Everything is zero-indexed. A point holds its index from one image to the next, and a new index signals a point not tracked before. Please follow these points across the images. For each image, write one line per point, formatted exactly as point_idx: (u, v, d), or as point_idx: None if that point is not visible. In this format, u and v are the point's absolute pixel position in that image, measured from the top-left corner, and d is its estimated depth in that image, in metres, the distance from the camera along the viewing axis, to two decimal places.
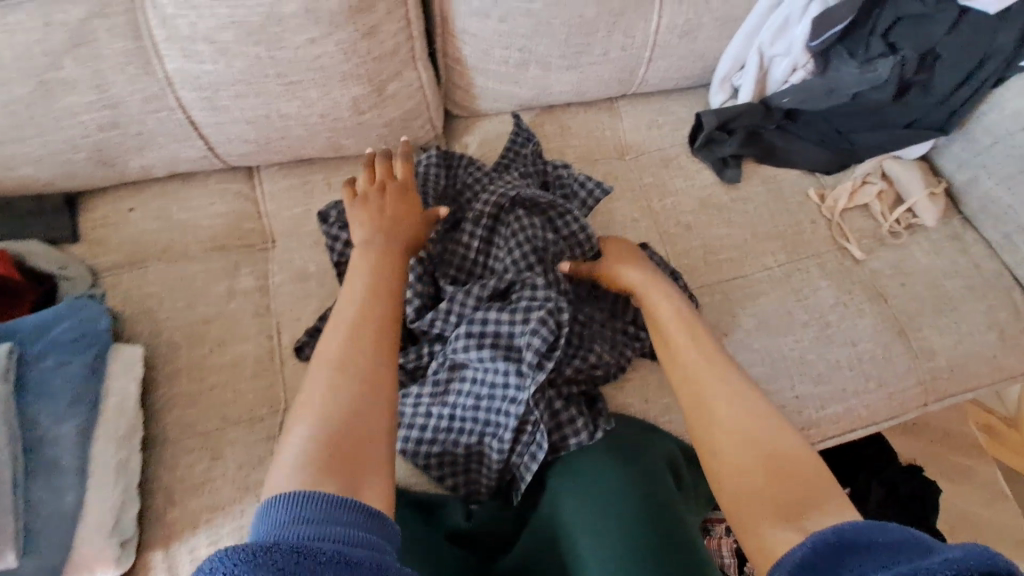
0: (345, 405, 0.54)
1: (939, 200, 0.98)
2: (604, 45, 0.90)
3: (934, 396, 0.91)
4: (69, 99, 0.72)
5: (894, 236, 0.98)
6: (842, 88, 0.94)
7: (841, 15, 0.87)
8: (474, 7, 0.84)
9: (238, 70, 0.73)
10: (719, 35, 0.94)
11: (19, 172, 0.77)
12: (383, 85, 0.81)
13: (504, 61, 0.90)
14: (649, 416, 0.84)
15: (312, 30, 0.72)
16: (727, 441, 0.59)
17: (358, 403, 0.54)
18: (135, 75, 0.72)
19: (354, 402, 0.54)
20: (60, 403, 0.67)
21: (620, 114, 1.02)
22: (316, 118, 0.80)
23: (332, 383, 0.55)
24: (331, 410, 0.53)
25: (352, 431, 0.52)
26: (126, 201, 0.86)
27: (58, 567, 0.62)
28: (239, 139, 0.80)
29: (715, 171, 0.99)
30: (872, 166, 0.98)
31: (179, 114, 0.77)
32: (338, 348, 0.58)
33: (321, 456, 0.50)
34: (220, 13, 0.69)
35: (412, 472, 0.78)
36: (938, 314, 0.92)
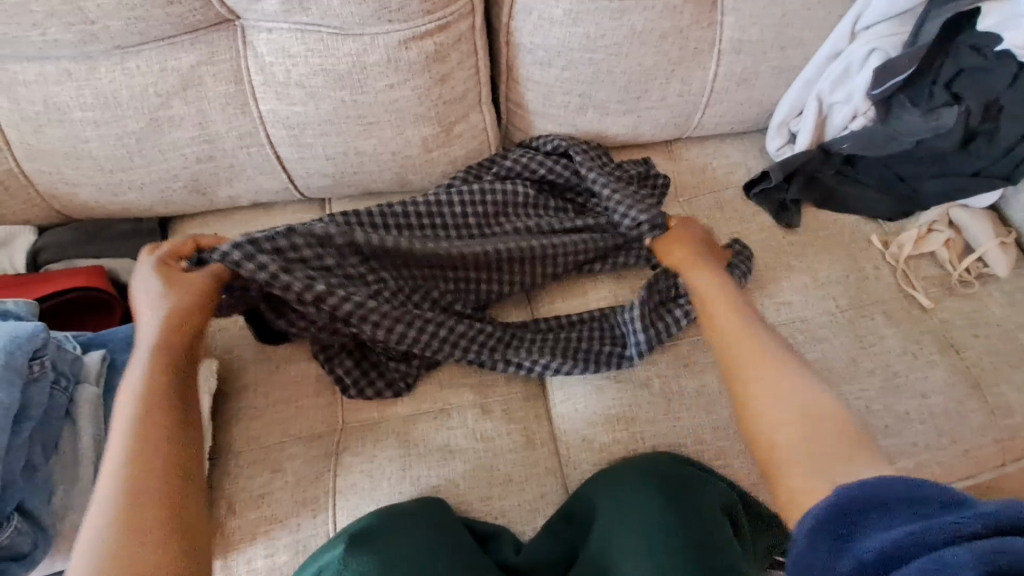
0: (120, 508, 0.52)
1: (1011, 249, 0.94)
2: (661, 92, 0.92)
3: (1012, 457, 0.85)
4: (174, 135, 0.80)
5: (965, 284, 0.94)
6: (905, 135, 0.91)
7: (903, 65, 0.86)
8: (537, 57, 0.88)
9: (324, 112, 0.80)
10: (776, 83, 0.95)
11: (123, 197, 0.85)
12: (452, 126, 0.87)
13: (564, 106, 0.93)
14: (703, 459, 0.82)
15: (392, 77, 0.79)
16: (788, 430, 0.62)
17: (157, 476, 0.55)
18: (232, 114, 0.80)
19: (120, 526, 0.51)
20: None
21: (676, 156, 1.04)
22: (389, 155, 0.86)
23: (127, 442, 0.56)
24: (110, 517, 0.52)
25: (145, 513, 0.52)
26: (210, 226, 0.93)
27: None
28: (317, 173, 0.87)
29: (772, 216, 0.99)
30: (939, 213, 0.96)
31: (267, 150, 0.84)
32: (118, 457, 0.56)
33: (112, 535, 0.51)
34: (311, 61, 0.76)
35: (460, 503, 0.79)
36: (1017, 368, 0.87)
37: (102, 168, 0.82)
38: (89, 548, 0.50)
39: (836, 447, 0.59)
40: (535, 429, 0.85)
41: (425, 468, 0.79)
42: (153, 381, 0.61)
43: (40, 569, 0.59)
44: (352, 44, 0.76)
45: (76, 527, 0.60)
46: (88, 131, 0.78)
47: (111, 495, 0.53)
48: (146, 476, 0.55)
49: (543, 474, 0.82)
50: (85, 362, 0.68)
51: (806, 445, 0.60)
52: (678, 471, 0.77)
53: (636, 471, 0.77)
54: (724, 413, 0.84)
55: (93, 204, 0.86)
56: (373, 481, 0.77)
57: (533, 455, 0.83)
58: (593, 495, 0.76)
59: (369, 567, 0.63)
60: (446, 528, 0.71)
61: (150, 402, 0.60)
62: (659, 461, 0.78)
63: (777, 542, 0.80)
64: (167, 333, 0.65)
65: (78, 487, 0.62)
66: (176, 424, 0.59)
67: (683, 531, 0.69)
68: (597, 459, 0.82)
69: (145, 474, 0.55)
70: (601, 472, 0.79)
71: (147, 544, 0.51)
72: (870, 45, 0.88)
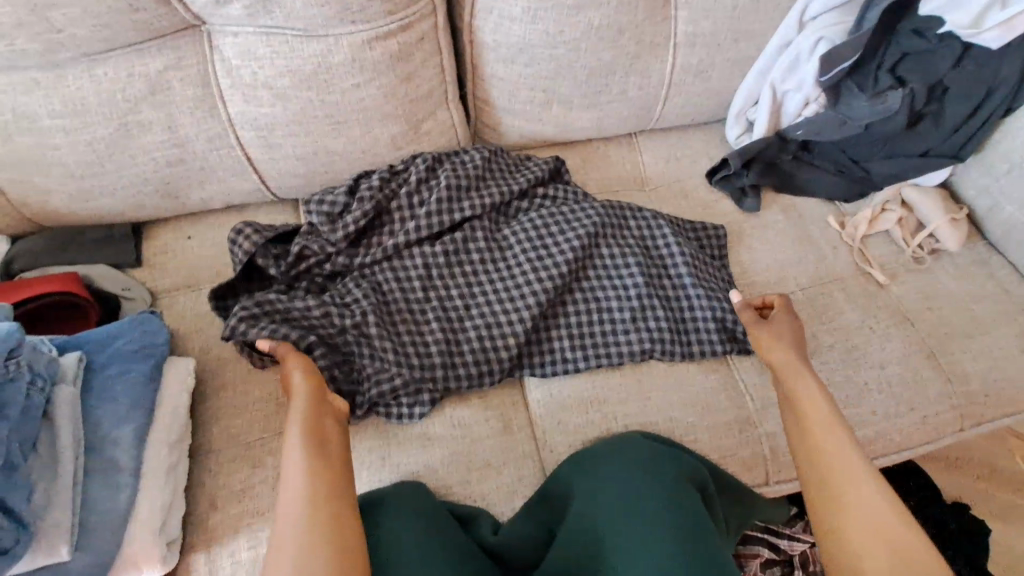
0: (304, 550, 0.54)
1: (961, 225, 0.98)
2: (621, 85, 0.96)
3: (968, 421, 0.89)
4: (144, 139, 0.81)
5: (918, 260, 0.98)
6: (855, 119, 0.95)
7: (848, 52, 0.90)
8: (500, 54, 0.91)
9: (292, 112, 0.82)
10: (731, 74, 1.00)
11: (95, 202, 0.86)
12: (419, 123, 0.90)
13: (529, 101, 0.96)
14: (674, 435, 0.85)
15: (358, 77, 0.82)
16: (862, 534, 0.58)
17: (336, 512, 0.58)
18: (202, 117, 0.82)
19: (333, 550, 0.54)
20: (119, 407, 0.70)
21: (639, 148, 1.07)
22: (359, 153, 0.89)
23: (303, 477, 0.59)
24: (310, 555, 0.53)
25: (318, 536, 0.55)
26: (184, 229, 0.94)
27: (107, 565, 0.63)
28: (288, 173, 0.89)
29: (734, 201, 1.03)
30: (890, 195, 1.01)
31: (237, 151, 0.86)
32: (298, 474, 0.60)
33: (322, 547, 0.54)
34: (278, 63, 0.79)
35: (440, 489, 0.80)
36: (970, 337, 0.91)
37: (72, 174, 0.83)
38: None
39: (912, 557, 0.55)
40: (512, 415, 0.87)
41: (405, 457, 0.81)
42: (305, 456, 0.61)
43: (21, 565, 0.59)
44: (317, 45, 0.78)
45: (55, 523, 0.61)
46: (57, 138, 0.79)
47: (305, 519, 0.56)
48: (329, 500, 0.59)
49: (521, 457, 0.84)
50: (61, 362, 0.69)
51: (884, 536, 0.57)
52: (649, 447, 0.79)
53: (608, 451, 0.80)
54: (693, 391, 0.87)
55: (65, 210, 0.86)
56: (353, 472, 0.79)
57: (511, 440, 0.85)
58: (569, 476, 0.78)
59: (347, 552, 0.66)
60: (420, 514, 0.73)
61: (326, 491, 0.59)
62: (631, 439, 0.81)
63: (749, 514, 0.82)
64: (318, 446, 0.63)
65: (57, 483, 0.63)
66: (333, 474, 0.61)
67: (653, 501, 0.71)
68: (572, 440, 0.84)
69: (333, 516, 0.57)
70: (575, 454, 0.82)
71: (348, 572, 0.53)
72: (818, 33, 0.91)
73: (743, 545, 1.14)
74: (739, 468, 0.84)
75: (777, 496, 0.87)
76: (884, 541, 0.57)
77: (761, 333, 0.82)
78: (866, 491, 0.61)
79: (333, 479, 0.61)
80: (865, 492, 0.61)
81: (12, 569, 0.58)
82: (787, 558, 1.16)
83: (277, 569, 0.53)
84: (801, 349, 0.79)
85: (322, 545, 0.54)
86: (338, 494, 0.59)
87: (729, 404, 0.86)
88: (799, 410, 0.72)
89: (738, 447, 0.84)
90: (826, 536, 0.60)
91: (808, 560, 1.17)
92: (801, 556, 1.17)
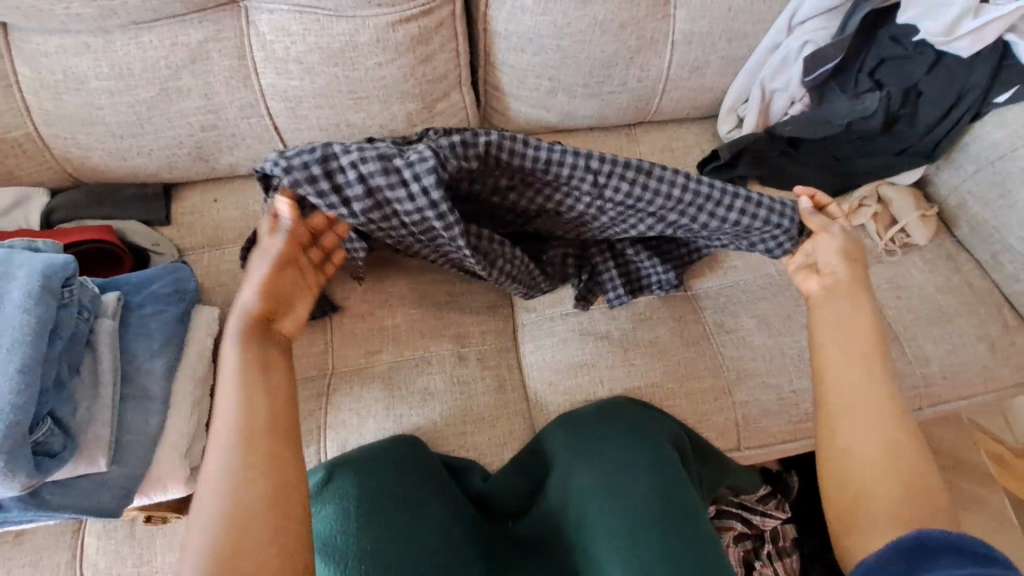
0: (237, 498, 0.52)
1: (930, 222, 1.06)
2: (622, 77, 1.03)
3: (926, 401, 0.96)
4: (181, 104, 0.89)
5: (890, 253, 1.06)
6: (836, 118, 1.04)
7: (831, 55, 0.99)
8: (511, 42, 0.98)
9: (319, 85, 0.90)
10: (725, 72, 1.07)
11: (132, 162, 0.93)
12: (434, 103, 0.97)
13: (536, 88, 1.04)
14: (655, 400, 0.92)
15: (381, 56, 0.89)
16: (871, 465, 0.60)
17: (281, 452, 0.56)
18: (236, 87, 0.89)
19: (240, 531, 0.51)
20: (153, 342, 0.77)
21: (637, 138, 1.15)
22: (377, 128, 0.96)
23: (240, 408, 0.58)
24: (228, 529, 0.51)
25: (248, 507, 0.52)
26: (210, 192, 1.01)
27: (138, 480, 0.71)
28: (311, 143, 0.96)
29: (722, 191, 1.10)
30: (869, 191, 1.07)
31: (265, 120, 0.93)
32: (235, 421, 0.57)
33: (229, 538, 0.50)
34: (308, 40, 0.86)
35: (438, 438, 0.88)
36: (932, 324, 0.99)
37: (113, 134, 0.90)
38: (224, 507, 0.52)
39: (913, 509, 0.56)
40: (506, 376, 0.95)
41: (407, 409, 0.88)
42: (247, 405, 0.58)
43: (65, 470, 0.67)
44: (345, 25, 0.85)
45: (96, 436, 0.69)
46: (102, 99, 0.87)
47: (232, 470, 0.54)
48: (268, 459, 0.55)
49: (513, 414, 0.91)
50: (103, 299, 0.76)
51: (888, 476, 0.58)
52: (625, 410, 0.87)
53: (590, 413, 0.87)
54: (675, 361, 0.95)
55: (103, 167, 0.93)
56: (360, 418, 0.86)
57: (504, 398, 0.92)
58: (552, 436, 0.85)
59: (345, 488, 0.75)
60: (414, 462, 0.80)
61: (254, 448, 0.56)
62: (612, 404, 0.88)
63: (718, 475, 0.90)
64: (253, 377, 0.61)
65: (99, 403, 0.70)
66: (284, 443, 0.57)
67: (626, 455, 0.79)
68: (561, 400, 0.92)
69: (271, 460, 0.55)
70: (563, 415, 0.88)
71: (263, 549, 0.50)
72: (805, 37, 1.00)
73: (717, 518, 1.22)
74: (713, 433, 0.91)
75: (748, 462, 0.94)
76: (902, 475, 0.58)
77: (826, 253, 0.79)
78: (881, 414, 0.62)
79: (278, 419, 0.58)
80: (882, 423, 0.61)
81: (57, 473, 0.66)
82: (758, 533, 1.23)
83: (212, 486, 0.54)
84: (859, 288, 0.74)
85: (255, 483, 0.54)
86: (283, 429, 0.58)
87: (707, 374, 0.94)
88: (852, 323, 0.69)
89: (713, 413, 0.92)
90: (835, 455, 0.62)
91: (778, 535, 1.24)
92: (771, 531, 1.24)
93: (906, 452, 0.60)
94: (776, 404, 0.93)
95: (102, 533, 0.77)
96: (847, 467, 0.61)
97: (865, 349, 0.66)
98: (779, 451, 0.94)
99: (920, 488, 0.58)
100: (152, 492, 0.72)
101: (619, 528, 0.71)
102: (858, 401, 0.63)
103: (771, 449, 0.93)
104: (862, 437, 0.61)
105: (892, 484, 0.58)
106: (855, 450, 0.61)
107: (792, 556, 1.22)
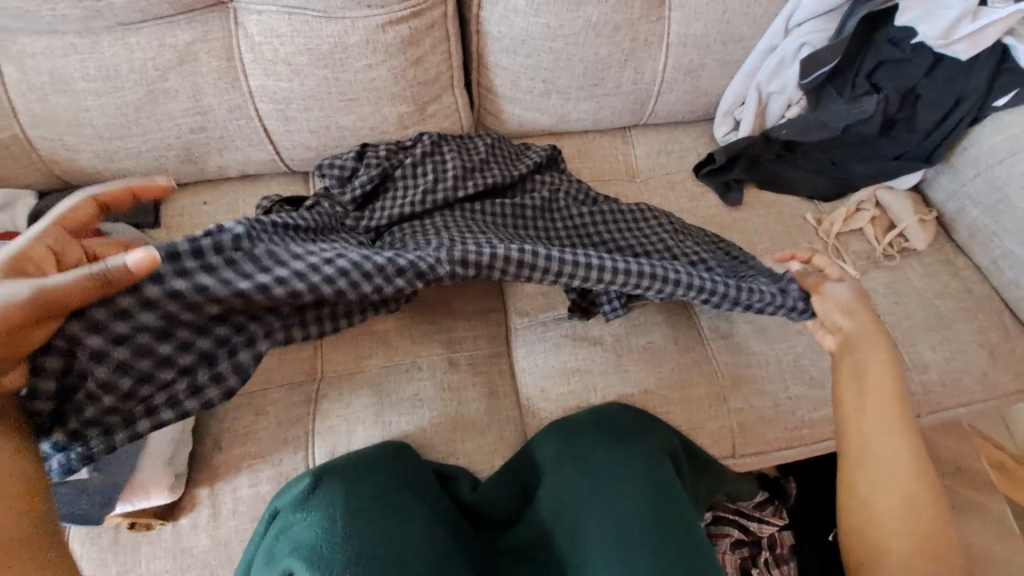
0: None
1: (930, 227, 1.04)
2: (617, 79, 1.02)
3: (925, 408, 0.95)
4: (169, 106, 0.88)
5: (889, 257, 1.04)
6: (832, 123, 1.01)
7: (827, 57, 0.96)
8: (504, 45, 0.97)
9: (308, 87, 0.89)
10: (722, 74, 1.06)
11: (120, 164, 0.92)
12: (425, 105, 0.96)
13: (530, 90, 1.03)
14: (649, 407, 0.91)
15: (371, 58, 0.88)
16: (886, 514, 0.72)
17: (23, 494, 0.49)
18: (224, 89, 0.88)
19: None
20: None
21: (632, 141, 1.14)
22: (368, 130, 0.95)
23: None
24: None
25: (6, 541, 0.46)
26: (201, 195, 1.00)
27: (120, 487, 0.71)
28: (301, 145, 0.95)
29: (718, 195, 1.09)
30: (866, 196, 1.06)
31: (255, 123, 0.92)
32: None
33: None
34: (297, 42, 0.85)
35: (428, 445, 0.87)
36: (930, 330, 0.97)
37: (101, 135, 0.89)
38: None
39: (920, 547, 0.70)
40: (498, 383, 0.94)
41: (397, 414, 0.87)
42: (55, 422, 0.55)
43: None
44: (334, 26, 0.85)
45: None
46: (89, 101, 0.86)
47: None
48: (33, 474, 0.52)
49: (504, 421, 0.90)
50: None
51: (907, 517, 0.72)
52: (626, 419, 0.85)
53: (587, 420, 0.86)
54: (669, 367, 0.93)
55: (92, 169, 0.93)
56: (349, 424, 0.85)
57: (496, 404, 0.91)
58: (548, 443, 0.84)
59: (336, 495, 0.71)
60: (406, 471, 0.79)
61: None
62: (608, 411, 0.87)
63: (714, 482, 0.88)
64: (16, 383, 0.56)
65: None
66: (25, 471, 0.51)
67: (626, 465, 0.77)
68: (553, 407, 0.90)
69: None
70: (558, 420, 0.87)
71: None
72: (801, 39, 0.99)
73: (714, 524, 1.22)
74: (708, 441, 0.90)
75: (743, 469, 0.93)
76: (916, 523, 0.71)
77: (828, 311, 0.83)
78: (911, 483, 0.74)
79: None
80: (902, 470, 0.75)
81: None
82: (755, 539, 1.21)
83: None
84: (874, 337, 0.81)
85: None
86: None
87: (702, 381, 0.93)
88: (867, 380, 0.79)
89: (708, 420, 0.91)
90: (858, 506, 0.74)
91: (776, 542, 1.22)
92: (769, 538, 1.22)
93: (925, 503, 0.73)
94: (771, 411, 0.91)
95: (86, 541, 0.76)
96: (862, 506, 0.74)
97: (887, 400, 0.78)
98: (775, 459, 0.92)
99: (932, 535, 0.71)
100: (135, 498, 0.71)
101: (621, 536, 0.69)
102: (875, 451, 0.76)
103: (767, 456, 0.92)
104: (880, 488, 0.74)
105: (908, 533, 0.71)
106: (876, 498, 0.74)
107: (790, 563, 1.20)
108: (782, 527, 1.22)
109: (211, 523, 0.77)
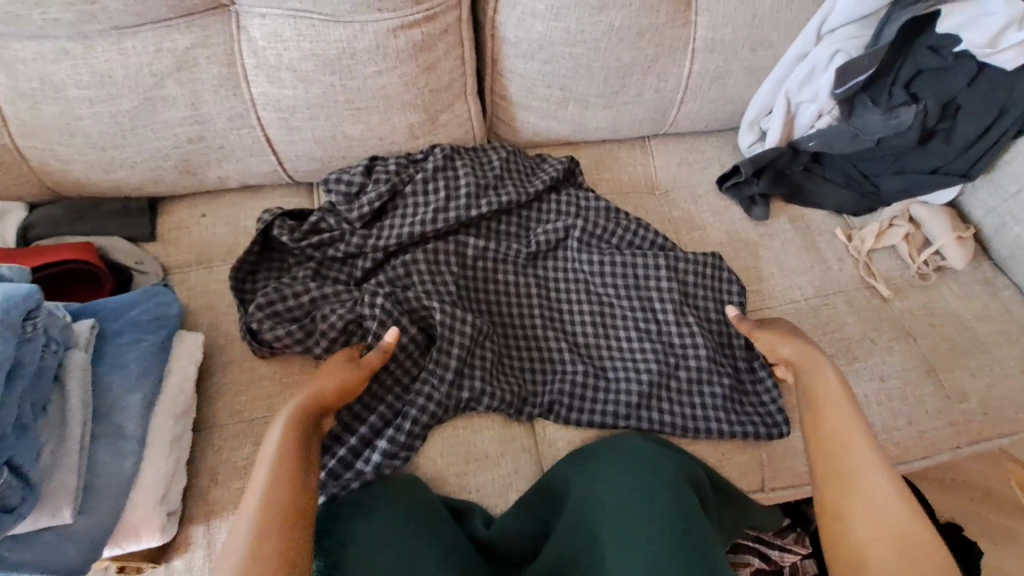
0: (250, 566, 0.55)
1: (968, 244, 0.99)
2: (639, 87, 0.97)
3: (966, 438, 0.89)
4: (166, 114, 0.83)
5: (923, 278, 0.99)
6: (867, 133, 0.96)
7: (863, 65, 0.91)
8: (521, 50, 0.92)
9: (314, 94, 0.84)
10: (748, 82, 1.01)
11: (114, 175, 0.87)
12: (437, 114, 0.91)
13: (547, 98, 0.98)
14: (674, 436, 0.85)
15: (380, 64, 0.83)
16: (865, 528, 0.60)
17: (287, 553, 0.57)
18: (225, 96, 0.83)
19: None
20: (129, 374, 0.72)
21: (652, 151, 1.08)
22: (376, 140, 0.90)
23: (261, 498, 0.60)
24: None
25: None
26: (199, 207, 0.95)
27: (107, 530, 0.65)
28: (306, 156, 0.90)
29: (743, 209, 1.03)
30: (899, 210, 1.01)
31: (257, 132, 0.87)
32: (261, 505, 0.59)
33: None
34: (303, 46, 0.80)
35: (438, 477, 0.81)
36: (970, 355, 0.92)
37: (94, 145, 0.84)
38: None
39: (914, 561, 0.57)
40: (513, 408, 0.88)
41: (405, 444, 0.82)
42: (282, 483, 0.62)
43: (26, 522, 0.61)
44: (343, 30, 0.80)
45: (61, 484, 0.63)
46: (82, 108, 0.81)
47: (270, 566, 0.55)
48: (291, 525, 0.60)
49: (519, 450, 0.84)
50: (75, 328, 0.71)
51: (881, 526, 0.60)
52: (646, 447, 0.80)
53: (606, 450, 0.80)
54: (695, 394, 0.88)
55: (85, 180, 0.88)
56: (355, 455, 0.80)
57: (510, 432, 0.85)
58: (567, 475, 0.78)
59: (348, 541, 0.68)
60: (414, 505, 0.73)
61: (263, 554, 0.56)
62: (631, 440, 0.81)
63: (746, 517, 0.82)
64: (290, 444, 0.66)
65: (65, 446, 0.65)
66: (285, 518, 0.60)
67: (654, 498, 0.71)
68: (571, 436, 0.85)
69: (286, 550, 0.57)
70: (579, 451, 0.82)
71: None
72: (835, 46, 0.93)
73: (733, 553, 1.15)
74: (736, 473, 0.85)
75: (777, 503, 0.85)
76: (892, 534, 0.59)
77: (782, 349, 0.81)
78: (878, 485, 0.63)
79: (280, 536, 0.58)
80: (864, 473, 0.64)
81: (17, 527, 0.61)
82: (776, 568, 1.15)
83: None
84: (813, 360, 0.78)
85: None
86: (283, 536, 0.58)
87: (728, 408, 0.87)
88: (818, 391, 0.74)
89: (736, 451, 0.85)
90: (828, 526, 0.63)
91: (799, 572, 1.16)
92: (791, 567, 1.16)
93: (893, 506, 0.61)
94: (803, 441, 0.86)
95: None
96: (835, 529, 0.62)
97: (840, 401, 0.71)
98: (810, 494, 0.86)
99: (915, 545, 0.58)
100: (125, 542, 0.66)
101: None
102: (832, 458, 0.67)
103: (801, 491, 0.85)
104: (846, 500, 0.63)
105: (887, 548, 0.58)
106: (846, 513, 0.62)
107: None
108: (805, 556, 1.16)
109: (206, 563, 0.69)
